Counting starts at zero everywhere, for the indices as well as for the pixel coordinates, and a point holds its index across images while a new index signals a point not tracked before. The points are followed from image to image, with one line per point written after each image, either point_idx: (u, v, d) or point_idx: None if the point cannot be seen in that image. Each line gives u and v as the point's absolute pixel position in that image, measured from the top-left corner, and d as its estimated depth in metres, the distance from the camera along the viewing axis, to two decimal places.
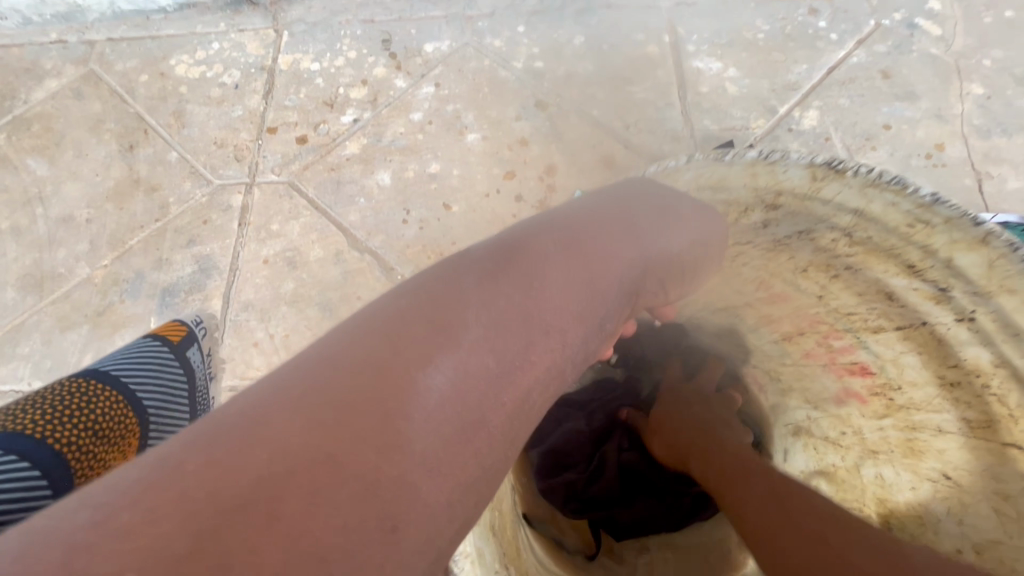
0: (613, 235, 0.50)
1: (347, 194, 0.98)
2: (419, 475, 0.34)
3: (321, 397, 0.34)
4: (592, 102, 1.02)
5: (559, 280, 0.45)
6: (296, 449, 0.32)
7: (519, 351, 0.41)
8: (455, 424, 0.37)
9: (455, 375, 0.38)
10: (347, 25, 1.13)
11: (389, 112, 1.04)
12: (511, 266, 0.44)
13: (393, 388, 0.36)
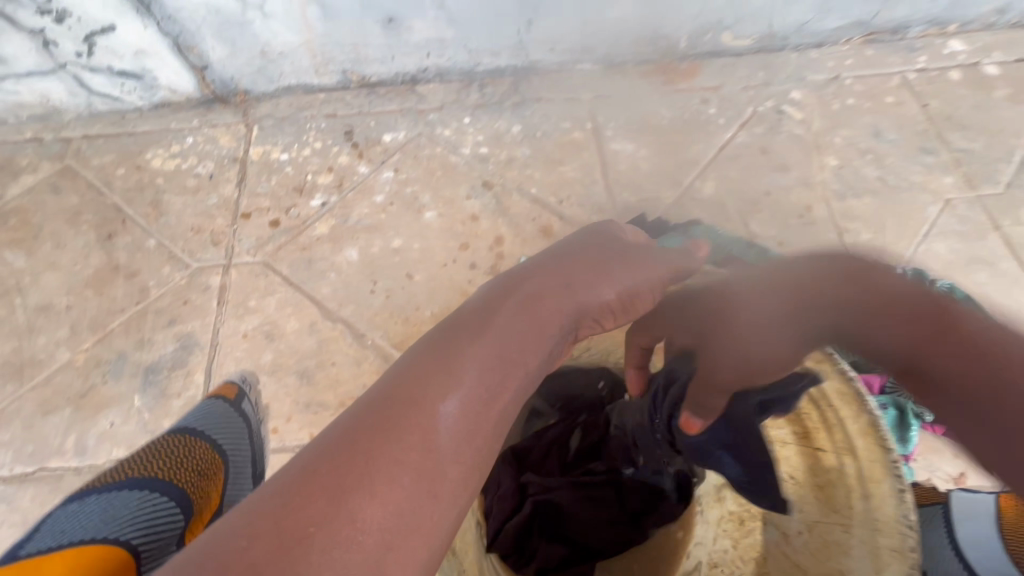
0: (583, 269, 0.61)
1: (318, 270, 1.10)
2: (448, 464, 0.45)
3: (372, 420, 0.46)
4: (530, 181, 1.20)
5: (537, 315, 0.56)
6: (360, 455, 0.43)
7: (508, 371, 0.52)
8: (468, 430, 0.47)
9: (465, 392, 0.49)
10: (312, 119, 1.28)
11: (354, 196, 1.18)
12: (496, 309, 0.56)
13: (420, 407, 0.47)
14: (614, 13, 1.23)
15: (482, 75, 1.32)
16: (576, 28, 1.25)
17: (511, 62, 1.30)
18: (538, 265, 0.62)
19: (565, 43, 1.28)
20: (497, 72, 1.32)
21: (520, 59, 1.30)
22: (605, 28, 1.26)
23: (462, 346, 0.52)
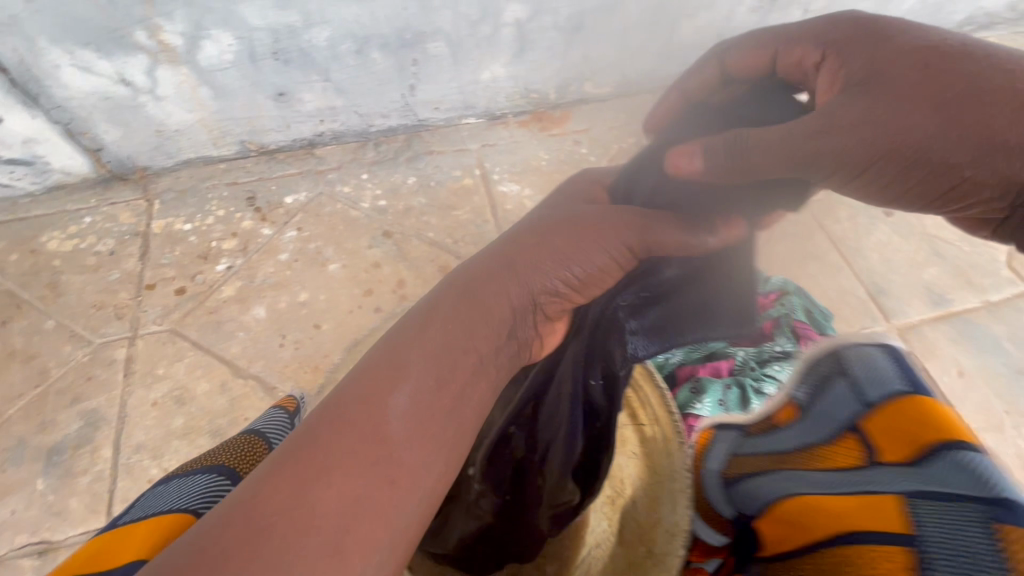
0: (522, 263, 0.65)
1: (226, 330, 1.15)
2: (402, 450, 0.51)
3: (332, 427, 0.51)
4: (427, 226, 1.31)
5: (494, 309, 0.62)
6: (320, 456, 0.49)
7: (457, 358, 0.58)
8: (422, 416, 0.54)
9: (411, 394, 0.54)
10: (214, 188, 1.34)
11: (259, 257, 1.25)
12: (443, 310, 0.61)
13: (373, 408, 0.53)
14: (487, 73, 1.39)
15: (376, 135, 1.44)
16: (455, 88, 1.40)
17: (401, 121, 1.43)
18: (479, 263, 0.66)
19: (448, 101, 1.42)
20: (389, 130, 1.44)
21: (409, 118, 1.43)
22: (481, 87, 1.42)
23: (416, 348, 0.57)
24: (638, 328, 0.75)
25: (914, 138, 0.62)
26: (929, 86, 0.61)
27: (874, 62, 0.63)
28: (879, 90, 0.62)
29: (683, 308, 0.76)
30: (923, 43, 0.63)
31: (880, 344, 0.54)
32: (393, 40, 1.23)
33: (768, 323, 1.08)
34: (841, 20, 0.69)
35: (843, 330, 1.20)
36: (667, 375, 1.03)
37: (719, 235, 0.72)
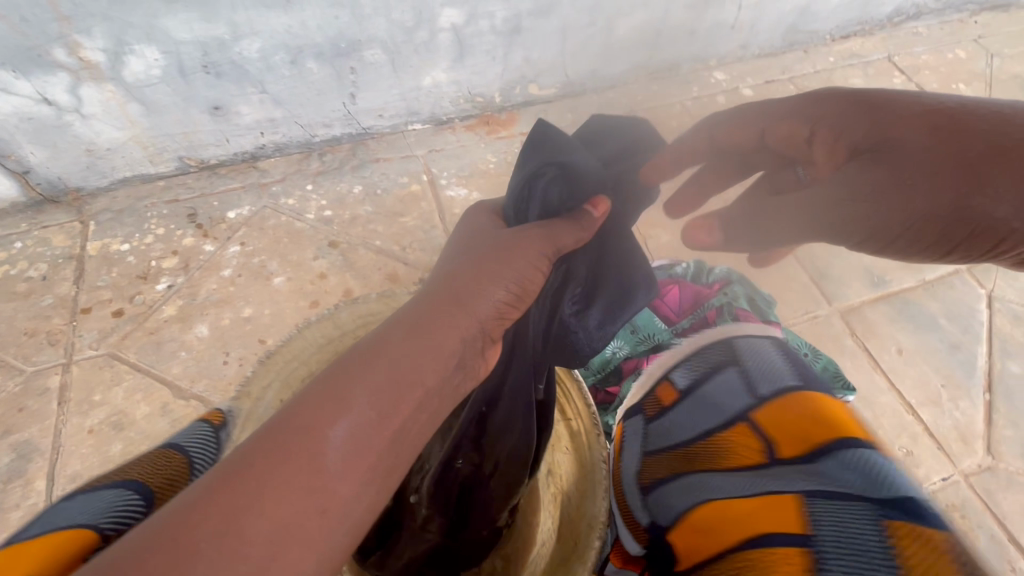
0: (483, 277, 0.58)
1: (167, 351, 1.12)
2: (338, 483, 0.44)
3: (261, 454, 0.43)
4: (374, 235, 1.31)
5: (444, 335, 0.53)
6: (246, 486, 0.41)
7: (402, 389, 0.49)
8: (362, 452, 0.45)
9: (358, 422, 0.46)
10: (153, 206, 1.31)
11: (201, 274, 1.22)
12: (392, 335, 0.52)
13: (312, 434, 0.44)
14: (429, 79, 1.39)
15: (321, 145, 1.43)
16: (398, 95, 1.39)
17: (345, 130, 1.42)
18: (438, 287, 0.58)
19: (391, 108, 1.42)
20: (334, 140, 1.43)
21: (353, 127, 1.42)
22: (423, 93, 1.42)
23: (363, 377, 0.48)
24: (581, 322, 0.72)
25: (944, 202, 0.66)
26: (939, 154, 0.65)
27: (877, 127, 0.68)
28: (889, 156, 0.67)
29: (606, 291, 0.72)
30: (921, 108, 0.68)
31: (772, 344, 0.76)
32: (328, 49, 1.22)
33: (711, 312, 1.08)
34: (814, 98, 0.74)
35: (787, 316, 1.23)
36: (613, 370, 1.06)
37: (597, 212, 0.68)
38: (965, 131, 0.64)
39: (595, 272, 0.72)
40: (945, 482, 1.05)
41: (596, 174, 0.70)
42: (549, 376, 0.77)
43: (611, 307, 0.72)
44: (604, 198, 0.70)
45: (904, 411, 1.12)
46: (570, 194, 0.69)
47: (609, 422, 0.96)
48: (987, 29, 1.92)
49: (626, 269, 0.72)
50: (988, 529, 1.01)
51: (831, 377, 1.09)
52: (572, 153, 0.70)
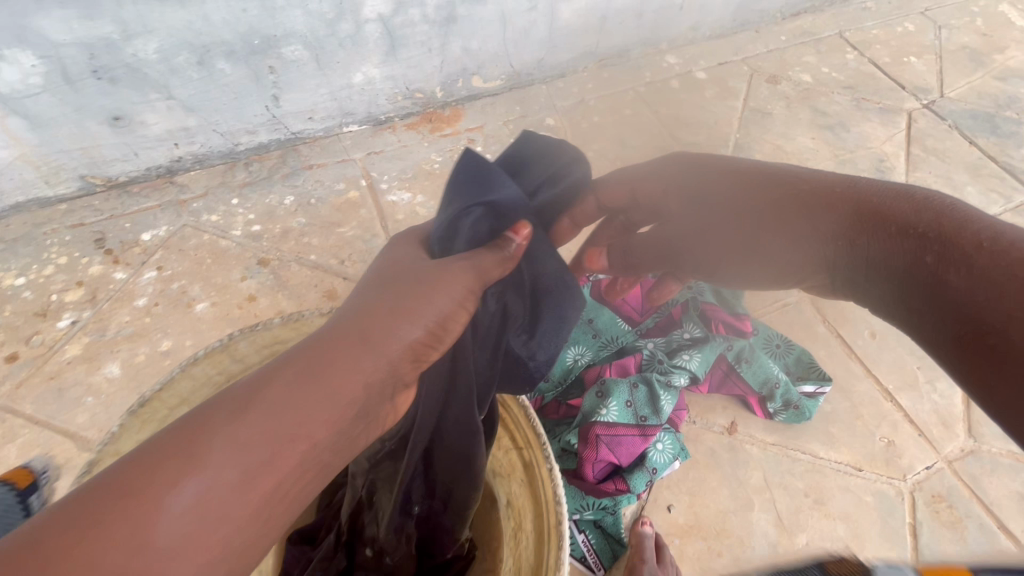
0: (407, 297, 0.46)
1: (72, 397, 0.98)
2: (177, 560, 0.32)
3: (74, 519, 0.32)
4: (309, 249, 1.19)
5: (347, 380, 0.41)
6: (44, 562, 0.30)
7: (280, 447, 0.37)
8: (209, 528, 0.33)
9: (215, 482, 0.34)
10: (53, 233, 1.16)
11: (111, 305, 1.09)
12: (282, 375, 0.39)
13: (149, 494, 0.33)
14: (359, 76, 1.27)
15: (246, 153, 1.30)
16: (327, 95, 1.27)
17: (272, 136, 1.30)
18: (356, 309, 0.46)
19: (322, 109, 1.30)
20: (261, 148, 1.30)
21: (281, 132, 1.30)
22: (355, 91, 1.30)
23: (230, 427, 0.36)
24: (531, 350, 0.58)
25: (834, 258, 0.57)
26: (831, 210, 0.56)
27: (772, 185, 0.60)
28: (777, 226, 0.59)
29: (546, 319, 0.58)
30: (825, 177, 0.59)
31: None
32: (239, 47, 1.10)
33: (676, 308, 1.02)
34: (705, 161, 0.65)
35: (759, 306, 1.16)
36: (576, 381, 0.97)
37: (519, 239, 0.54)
38: (881, 202, 0.54)
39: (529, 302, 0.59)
40: (930, 470, 0.99)
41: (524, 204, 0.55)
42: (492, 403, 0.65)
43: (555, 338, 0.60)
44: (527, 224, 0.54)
45: (882, 399, 1.06)
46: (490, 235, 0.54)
47: (572, 441, 0.86)
48: (933, 2, 1.91)
49: (562, 296, 0.58)
50: (978, 517, 0.95)
51: (806, 367, 1.03)
52: (497, 185, 0.54)
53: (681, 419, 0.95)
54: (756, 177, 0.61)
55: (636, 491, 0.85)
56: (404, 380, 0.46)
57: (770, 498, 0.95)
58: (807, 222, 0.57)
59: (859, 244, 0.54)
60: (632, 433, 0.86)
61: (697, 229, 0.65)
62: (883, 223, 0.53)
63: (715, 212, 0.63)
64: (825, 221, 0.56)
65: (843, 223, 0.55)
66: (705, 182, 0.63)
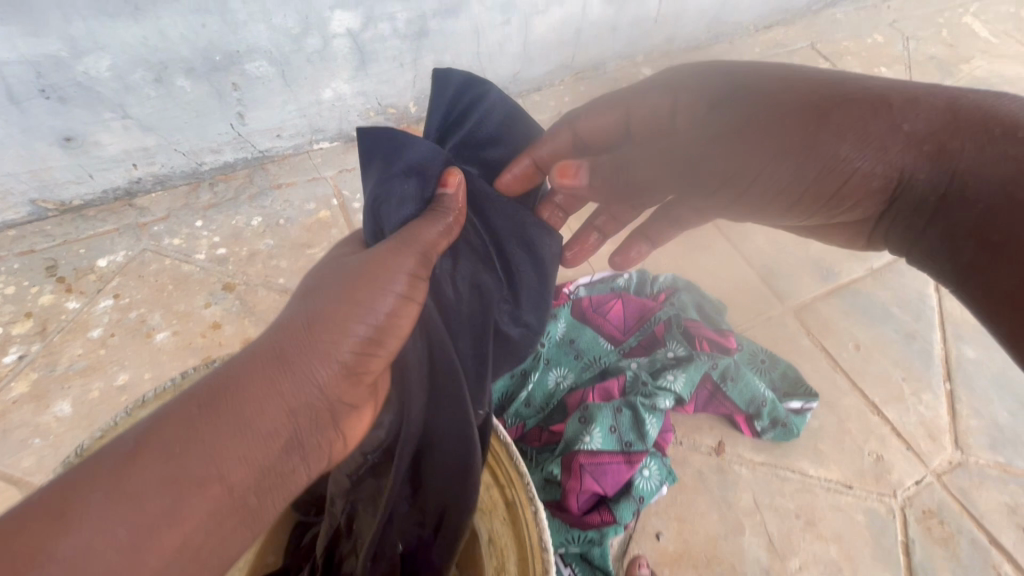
0: (329, 320, 0.47)
1: (17, 439, 0.91)
2: None
3: None
4: (277, 272, 1.14)
5: (263, 413, 0.42)
6: None
7: (189, 491, 0.38)
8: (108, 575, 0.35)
9: (113, 532, 0.36)
10: (0, 261, 1.09)
11: (62, 337, 1.02)
12: (184, 416, 0.40)
13: (41, 548, 0.34)
14: (329, 92, 1.23)
15: (211, 173, 1.25)
16: (295, 111, 1.23)
17: (238, 155, 1.25)
18: (275, 330, 0.46)
19: (290, 127, 1.26)
20: (226, 167, 1.25)
21: (248, 151, 1.25)
22: (325, 107, 1.26)
23: (130, 472, 0.37)
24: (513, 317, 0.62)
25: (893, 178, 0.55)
26: (894, 129, 0.55)
27: (830, 100, 0.57)
28: (853, 127, 0.56)
29: (525, 270, 0.61)
30: (873, 93, 0.57)
31: None
32: (200, 64, 1.05)
33: (659, 326, 0.99)
34: (735, 83, 0.62)
35: (742, 321, 1.14)
36: (558, 405, 0.92)
37: (449, 190, 0.57)
38: (974, 118, 0.53)
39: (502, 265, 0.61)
40: (920, 485, 0.97)
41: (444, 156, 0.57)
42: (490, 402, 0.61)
43: (538, 299, 0.62)
44: (455, 168, 0.57)
45: (868, 413, 1.04)
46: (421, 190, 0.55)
47: (555, 471, 0.82)
48: (900, 14, 1.95)
49: (532, 242, 0.61)
50: (969, 533, 0.93)
51: (791, 383, 1.01)
52: (411, 144, 0.56)
53: (667, 442, 0.92)
54: (825, 78, 0.59)
55: (622, 522, 0.82)
56: (333, 407, 0.47)
57: (761, 520, 0.92)
58: (901, 122, 0.55)
59: (951, 146, 0.53)
60: (617, 461, 0.82)
61: (744, 129, 0.59)
62: (985, 126, 0.52)
63: (774, 113, 0.58)
64: (913, 121, 0.54)
65: (936, 124, 0.54)
66: (769, 85, 0.60)
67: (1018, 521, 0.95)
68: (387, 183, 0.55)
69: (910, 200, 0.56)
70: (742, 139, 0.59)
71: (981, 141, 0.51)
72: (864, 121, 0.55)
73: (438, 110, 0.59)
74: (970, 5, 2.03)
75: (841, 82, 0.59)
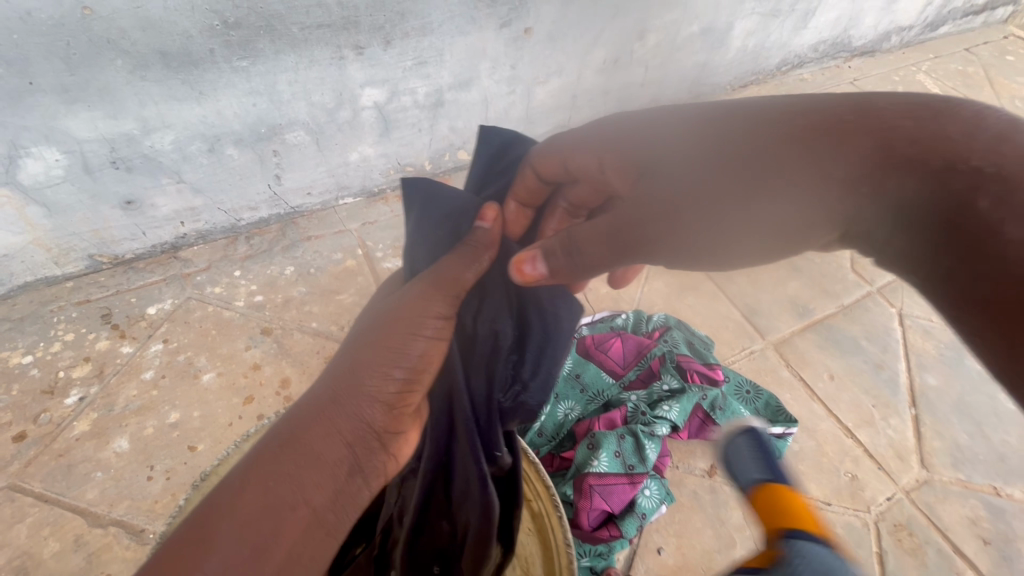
0: (370, 365, 0.53)
1: (80, 473, 1.01)
2: None
3: None
4: (310, 316, 1.27)
5: (329, 448, 0.49)
6: None
7: (283, 517, 0.45)
8: None
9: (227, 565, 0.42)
10: (59, 310, 1.21)
11: (118, 380, 1.13)
12: (266, 456, 0.47)
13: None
14: (356, 154, 1.38)
15: (247, 228, 1.38)
16: (325, 172, 1.38)
17: (273, 211, 1.39)
18: (326, 378, 0.53)
19: (319, 185, 1.40)
20: (261, 222, 1.39)
21: (281, 207, 1.39)
22: (352, 167, 1.41)
23: (236, 510, 0.44)
24: (517, 370, 0.68)
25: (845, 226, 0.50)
26: (820, 166, 0.49)
27: (751, 148, 0.53)
28: (779, 182, 0.51)
29: (537, 331, 0.69)
30: (804, 121, 0.51)
31: None
32: (247, 135, 1.19)
33: (654, 361, 1.13)
34: (658, 136, 0.60)
35: (728, 355, 1.27)
36: (567, 434, 1.05)
37: (487, 222, 0.68)
38: (921, 139, 0.44)
39: (518, 315, 0.70)
40: (891, 501, 1.09)
41: (476, 200, 0.70)
42: (510, 442, 0.70)
43: (543, 355, 0.69)
44: (491, 207, 0.70)
45: (843, 436, 1.17)
46: (456, 229, 0.68)
47: (568, 492, 0.95)
48: (859, 72, 2.17)
49: (546, 306, 0.69)
50: (936, 543, 1.04)
51: (774, 411, 1.14)
52: (442, 188, 0.68)
53: (665, 466, 1.04)
54: (756, 115, 0.55)
55: (628, 536, 0.92)
56: (382, 437, 0.53)
57: (750, 535, 1.03)
58: (835, 168, 0.48)
59: (885, 187, 0.46)
60: (621, 482, 0.94)
61: (673, 194, 0.57)
62: (921, 157, 0.44)
63: (705, 169, 0.56)
64: (841, 167, 0.48)
65: (865, 165, 0.47)
66: (694, 137, 0.58)
67: (978, 532, 1.06)
68: (428, 221, 0.67)
69: (868, 236, 0.49)
70: (673, 202, 0.57)
71: (907, 176, 0.45)
72: (785, 167, 0.51)
73: (480, 162, 0.75)
74: (923, 64, 2.26)
75: (759, 116, 0.54)
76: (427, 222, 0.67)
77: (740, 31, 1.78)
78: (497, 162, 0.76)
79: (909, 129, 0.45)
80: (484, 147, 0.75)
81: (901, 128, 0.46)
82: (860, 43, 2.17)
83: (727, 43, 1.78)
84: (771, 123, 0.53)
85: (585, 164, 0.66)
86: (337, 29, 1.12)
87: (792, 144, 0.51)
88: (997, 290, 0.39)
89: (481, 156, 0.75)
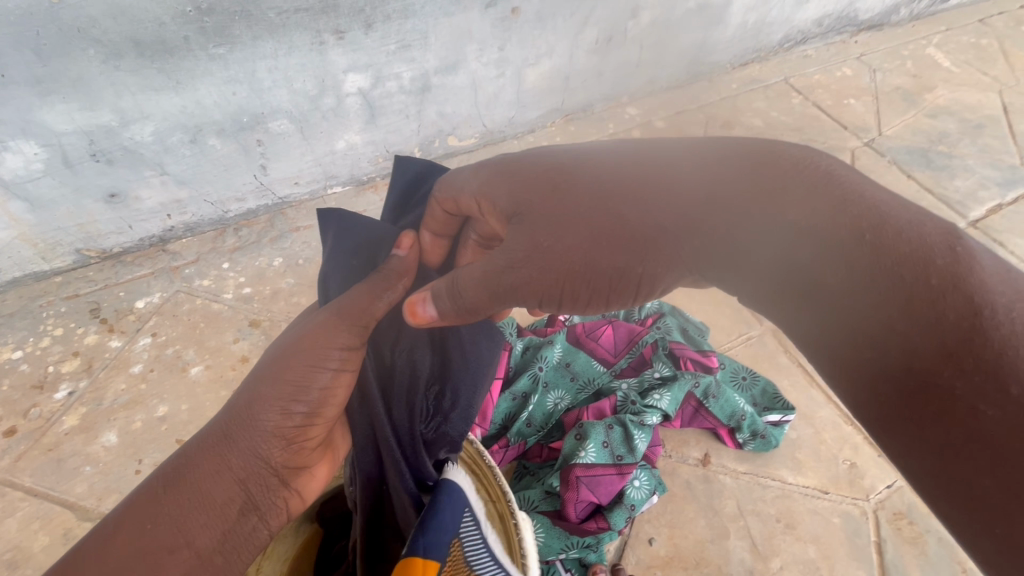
0: (264, 401, 0.52)
1: (69, 468, 1.02)
2: None
3: None
4: (298, 308, 1.26)
5: (214, 487, 0.48)
6: None
7: (160, 562, 0.44)
8: None
9: None
10: (48, 305, 1.21)
11: (107, 374, 1.13)
12: (146, 499, 0.46)
13: None
14: (342, 142, 1.35)
15: (235, 220, 1.37)
16: (312, 161, 1.35)
17: (260, 202, 1.37)
18: (221, 414, 0.52)
19: (307, 174, 1.37)
20: (249, 213, 1.37)
21: (268, 198, 1.37)
22: (339, 156, 1.38)
23: (106, 558, 0.43)
24: (440, 399, 0.67)
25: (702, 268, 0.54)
26: (679, 210, 0.53)
27: (619, 191, 0.56)
28: (651, 238, 0.54)
29: (457, 358, 0.69)
30: (656, 172, 0.56)
31: None
32: (229, 125, 1.17)
33: (646, 348, 1.11)
34: (533, 175, 0.61)
35: (724, 342, 1.24)
36: (556, 424, 1.03)
37: (402, 250, 0.68)
38: (747, 189, 0.51)
39: (438, 344, 0.70)
40: (891, 489, 1.06)
41: (392, 230, 0.70)
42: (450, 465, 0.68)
43: (465, 384, 0.68)
44: (408, 233, 0.69)
45: (842, 423, 1.14)
46: (369, 260, 0.68)
47: (554, 483, 0.93)
48: (867, 47, 2.09)
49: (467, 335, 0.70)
50: (937, 532, 1.01)
51: (771, 398, 1.11)
52: (355, 220, 0.68)
53: (656, 454, 1.02)
54: (618, 163, 0.59)
55: (616, 528, 0.91)
56: (279, 473, 0.53)
57: (745, 525, 1.01)
58: (692, 223, 0.53)
59: (727, 233, 0.51)
60: (609, 473, 0.92)
61: (554, 236, 0.56)
62: (753, 205, 0.50)
63: (585, 209, 0.56)
64: (692, 212, 0.53)
65: (709, 210, 0.52)
66: (558, 191, 0.58)
67: None
68: (338, 253, 0.67)
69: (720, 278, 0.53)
70: (556, 240, 0.56)
71: (742, 223, 0.50)
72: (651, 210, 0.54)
73: (396, 189, 0.74)
74: (934, 36, 2.18)
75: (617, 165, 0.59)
76: (341, 249, 0.67)
77: (739, 7, 1.72)
78: (418, 189, 0.75)
79: (738, 180, 0.51)
80: (400, 172, 0.74)
81: (732, 178, 0.52)
82: (867, 16, 2.09)
83: (726, 19, 1.72)
84: (630, 169, 0.57)
85: (471, 207, 0.65)
86: (316, 13, 1.09)
87: (649, 191, 0.55)
88: (845, 339, 0.43)
89: (396, 183, 0.74)
